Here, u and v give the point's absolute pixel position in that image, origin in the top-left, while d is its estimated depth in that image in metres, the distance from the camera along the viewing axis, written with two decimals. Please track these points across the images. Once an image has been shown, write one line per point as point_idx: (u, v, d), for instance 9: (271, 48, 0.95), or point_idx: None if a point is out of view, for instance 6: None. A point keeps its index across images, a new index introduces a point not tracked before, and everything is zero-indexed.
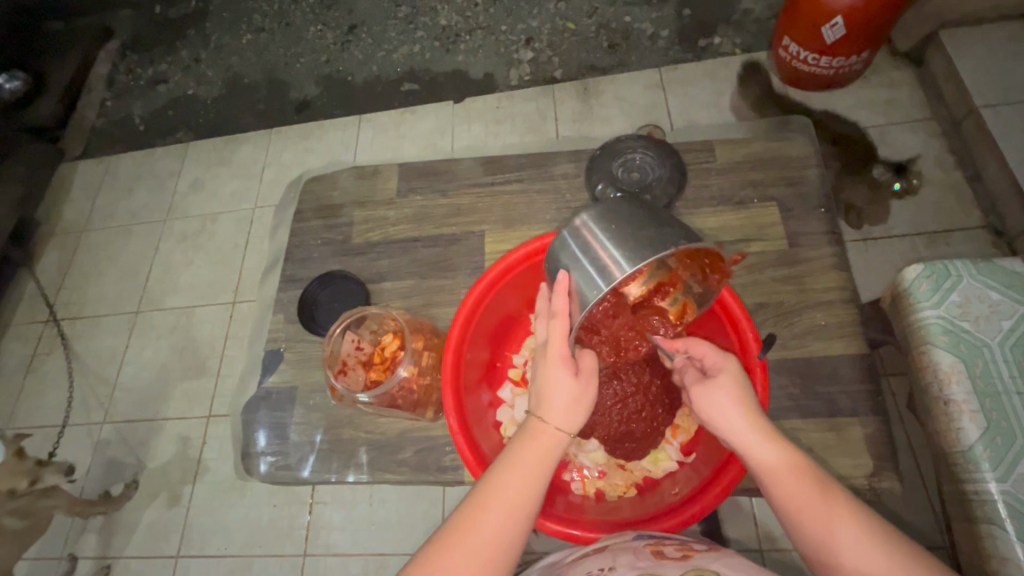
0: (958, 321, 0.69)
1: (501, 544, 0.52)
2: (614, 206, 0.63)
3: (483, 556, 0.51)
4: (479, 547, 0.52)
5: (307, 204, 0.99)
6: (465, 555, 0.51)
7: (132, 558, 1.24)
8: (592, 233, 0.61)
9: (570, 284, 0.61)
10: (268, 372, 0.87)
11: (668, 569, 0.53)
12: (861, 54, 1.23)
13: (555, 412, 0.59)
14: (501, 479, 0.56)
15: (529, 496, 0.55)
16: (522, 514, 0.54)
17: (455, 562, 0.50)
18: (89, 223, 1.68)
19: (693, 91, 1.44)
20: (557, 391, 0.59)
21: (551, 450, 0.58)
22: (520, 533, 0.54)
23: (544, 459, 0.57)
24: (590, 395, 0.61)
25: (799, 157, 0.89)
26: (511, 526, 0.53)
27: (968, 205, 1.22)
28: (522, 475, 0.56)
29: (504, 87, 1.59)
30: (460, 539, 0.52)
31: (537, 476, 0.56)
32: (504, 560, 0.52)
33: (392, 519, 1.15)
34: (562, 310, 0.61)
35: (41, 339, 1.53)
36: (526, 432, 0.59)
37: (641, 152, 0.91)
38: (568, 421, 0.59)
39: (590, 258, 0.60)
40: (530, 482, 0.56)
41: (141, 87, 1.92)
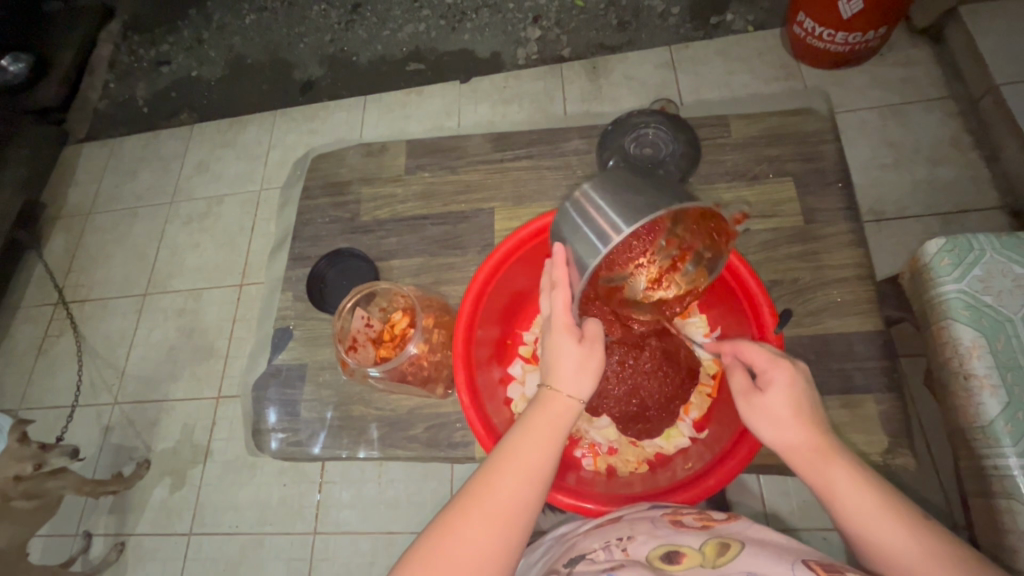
0: (980, 295, 0.68)
1: (517, 510, 0.52)
2: (611, 174, 0.61)
3: (499, 521, 0.51)
4: (495, 509, 0.51)
5: (314, 182, 0.98)
6: (481, 521, 0.50)
7: (144, 535, 1.26)
8: (592, 200, 0.59)
9: (568, 255, 0.61)
10: (278, 350, 0.87)
11: (688, 539, 0.54)
12: (878, 29, 1.20)
13: (565, 380, 0.59)
14: (514, 446, 0.55)
15: (543, 463, 0.55)
16: (536, 481, 0.54)
17: (472, 526, 0.50)
18: (96, 205, 1.68)
19: (705, 69, 1.41)
20: (565, 360, 0.59)
21: (563, 417, 0.58)
22: (535, 498, 0.53)
23: (556, 425, 0.57)
24: (598, 360, 0.60)
25: (815, 132, 0.87)
26: (526, 492, 0.53)
27: (985, 186, 1.20)
28: (535, 443, 0.55)
29: (511, 67, 1.57)
30: (475, 506, 0.51)
31: (551, 442, 0.56)
32: (521, 527, 0.51)
33: (401, 498, 1.16)
34: (563, 280, 0.61)
35: (51, 321, 1.54)
36: (538, 401, 0.59)
37: (655, 126, 0.88)
38: (577, 388, 0.59)
39: (590, 227, 0.59)
40: (544, 448, 0.55)
41: (143, 68, 1.90)
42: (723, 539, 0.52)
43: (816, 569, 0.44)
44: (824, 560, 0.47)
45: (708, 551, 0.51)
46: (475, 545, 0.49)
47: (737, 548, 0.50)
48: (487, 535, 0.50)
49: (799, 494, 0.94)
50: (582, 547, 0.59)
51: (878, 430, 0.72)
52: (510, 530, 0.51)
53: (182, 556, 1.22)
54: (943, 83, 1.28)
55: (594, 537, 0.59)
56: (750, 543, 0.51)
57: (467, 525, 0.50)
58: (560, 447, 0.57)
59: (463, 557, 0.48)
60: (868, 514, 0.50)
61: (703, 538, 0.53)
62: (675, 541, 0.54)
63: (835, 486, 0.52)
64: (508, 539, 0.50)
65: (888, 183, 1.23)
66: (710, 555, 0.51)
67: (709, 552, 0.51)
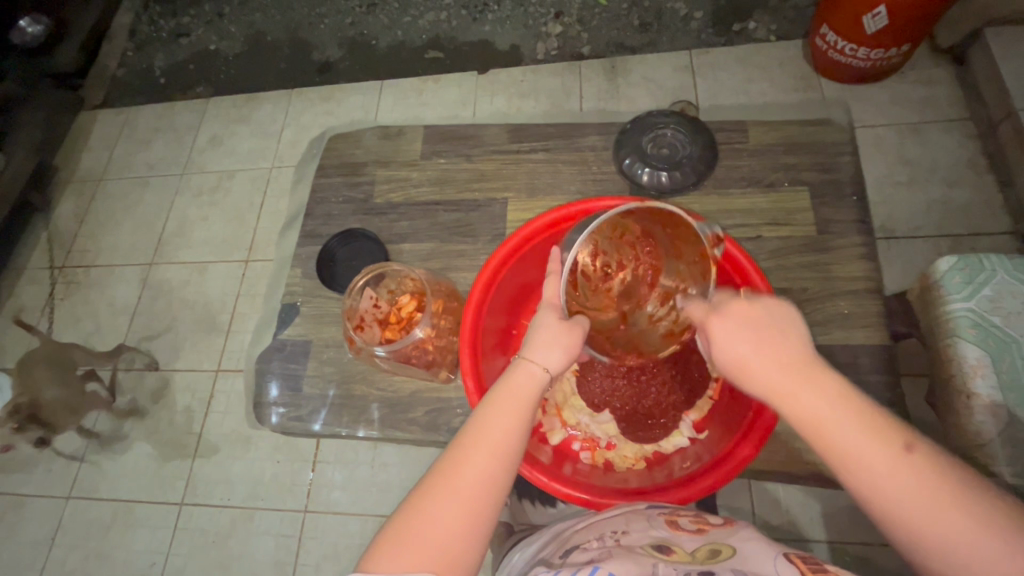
0: (988, 314, 0.68)
1: (485, 487, 0.52)
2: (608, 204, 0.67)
3: (467, 497, 0.51)
4: (462, 485, 0.51)
5: (330, 161, 0.98)
6: (449, 500, 0.51)
7: (136, 502, 1.27)
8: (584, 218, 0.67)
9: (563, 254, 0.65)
10: (284, 325, 0.88)
11: (684, 542, 0.54)
12: (900, 47, 1.19)
13: (536, 352, 0.58)
14: (482, 423, 0.55)
15: (507, 436, 0.54)
16: (504, 456, 0.54)
17: (442, 506, 0.50)
18: (107, 172, 1.68)
19: (724, 76, 1.40)
20: (542, 334, 0.60)
21: (531, 390, 0.57)
22: (501, 472, 0.53)
23: (524, 398, 0.57)
24: (574, 334, 0.60)
25: (833, 143, 0.87)
26: (494, 468, 0.53)
27: (996, 210, 1.19)
28: (501, 419, 0.55)
29: (530, 61, 1.56)
30: (445, 485, 0.52)
31: (518, 416, 0.56)
32: (492, 500, 0.52)
33: (393, 482, 1.17)
34: (555, 265, 0.65)
35: (56, 284, 1.55)
36: (507, 373, 0.59)
37: (673, 128, 0.91)
38: (549, 359, 0.58)
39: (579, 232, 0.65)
40: (511, 423, 0.55)
41: (163, 39, 1.90)
42: (716, 543, 0.53)
43: (800, 568, 0.46)
44: (806, 557, 0.49)
45: (700, 554, 0.51)
46: (445, 523, 0.50)
47: (728, 553, 0.50)
48: (454, 512, 0.50)
49: (789, 505, 0.94)
50: (578, 539, 0.59)
51: None
52: (477, 506, 0.51)
53: (172, 525, 1.23)
54: (962, 105, 1.28)
55: (591, 530, 0.60)
56: (742, 548, 0.51)
57: (436, 506, 0.50)
58: (527, 421, 0.56)
59: (432, 536, 0.49)
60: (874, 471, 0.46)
61: (699, 544, 0.53)
62: (669, 539, 0.54)
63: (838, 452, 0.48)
64: (476, 513, 0.51)
65: (900, 201, 1.23)
66: (699, 557, 0.51)
67: (700, 554, 0.51)
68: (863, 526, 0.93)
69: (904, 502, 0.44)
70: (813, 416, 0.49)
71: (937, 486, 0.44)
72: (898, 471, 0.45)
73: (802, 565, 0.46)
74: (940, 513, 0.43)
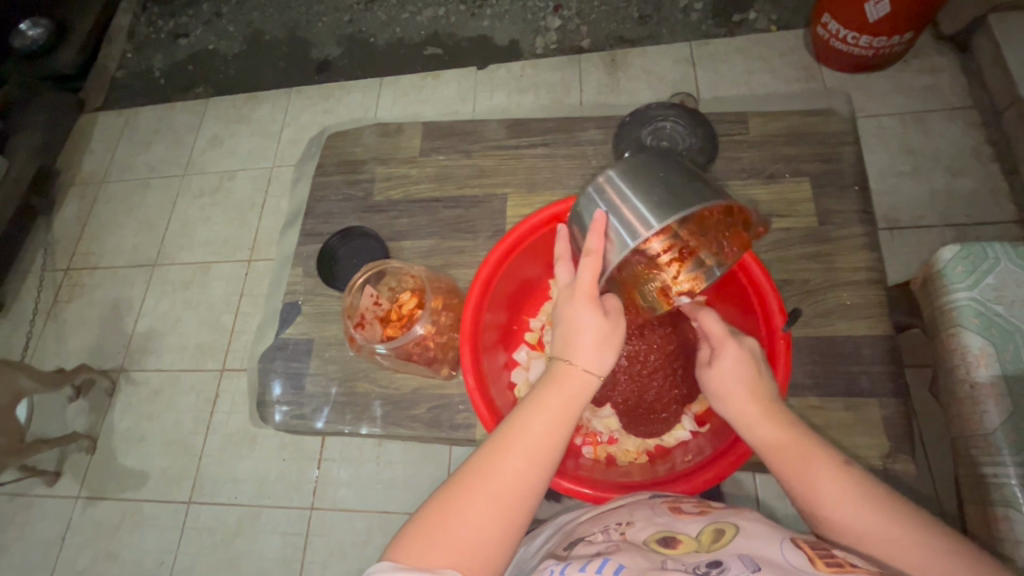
0: (991, 304, 0.67)
1: (519, 489, 0.52)
2: (640, 164, 0.64)
3: (506, 497, 0.51)
4: (504, 484, 0.52)
5: (329, 159, 0.98)
6: (488, 496, 0.51)
7: (144, 501, 1.28)
8: (618, 184, 0.63)
9: (605, 227, 0.62)
10: (286, 324, 0.88)
11: (688, 527, 0.54)
12: (903, 34, 1.17)
13: (582, 355, 0.58)
14: (522, 426, 0.55)
15: (551, 440, 0.54)
16: (545, 459, 0.54)
17: (482, 503, 0.51)
18: (109, 174, 1.69)
19: (724, 67, 1.39)
20: (583, 331, 0.59)
21: (576, 395, 0.57)
22: (542, 476, 0.53)
23: (570, 402, 0.56)
24: (617, 336, 0.60)
25: (835, 133, 0.87)
26: (529, 473, 0.53)
27: (1001, 198, 1.18)
28: (542, 424, 0.55)
29: (529, 56, 1.56)
30: (486, 481, 0.52)
31: (562, 421, 0.56)
32: (530, 502, 0.53)
33: (397, 479, 1.17)
34: (596, 249, 0.61)
35: (61, 287, 1.55)
36: (552, 373, 0.58)
37: (672, 121, 0.89)
38: (596, 364, 0.58)
39: (624, 209, 0.62)
40: (555, 427, 0.55)
41: (162, 40, 1.90)
42: (719, 524, 0.53)
43: (808, 553, 0.45)
44: (814, 540, 0.48)
45: (705, 537, 0.51)
46: (476, 521, 0.50)
47: (732, 532, 0.50)
48: (493, 510, 0.51)
49: (794, 496, 0.94)
50: (581, 531, 0.59)
51: (879, 434, 0.72)
52: (516, 506, 0.51)
53: (180, 524, 1.24)
54: (965, 92, 1.27)
55: (596, 522, 0.60)
56: (745, 525, 0.51)
57: (475, 502, 0.51)
58: (572, 426, 0.56)
59: (470, 532, 0.49)
60: (839, 498, 0.50)
61: (702, 526, 0.53)
62: (673, 528, 0.54)
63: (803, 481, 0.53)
64: (515, 513, 0.51)
65: (903, 191, 1.22)
66: (705, 542, 0.50)
67: (705, 538, 0.51)
68: None
69: (868, 534, 0.48)
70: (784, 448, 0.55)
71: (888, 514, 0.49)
72: (846, 484, 0.51)
73: (808, 547, 0.46)
74: (882, 528, 0.48)
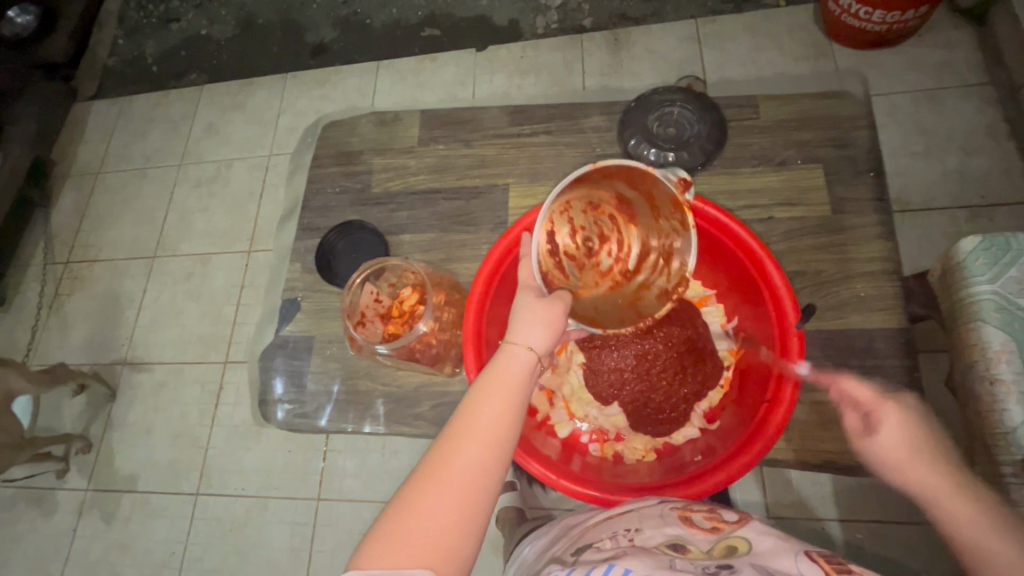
0: (1014, 297, 0.65)
1: (478, 475, 0.50)
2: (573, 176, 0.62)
3: (463, 486, 0.49)
4: (457, 473, 0.49)
5: (326, 150, 0.95)
6: (446, 488, 0.48)
7: (153, 493, 1.28)
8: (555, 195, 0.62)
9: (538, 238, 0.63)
10: (286, 321, 0.87)
11: (698, 538, 0.53)
12: (918, 8, 1.13)
13: (522, 335, 0.57)
14: (475, 407, 0.53)
15: (500, 419, 0.53)
16: (497, 438, 0.52)
17: (439, 496, 0.48)
18: (105, 165, 1.66)
19: (731, 46, 1.34)
20: (528, 318, 0.59)
21: (520, 371, 0.56)
22: (496, 457, 0.51)
23: (515, 380, 0.55)
24: (560, 314, 0.59)
25: (849, 117, 0.84)
26: (486, 456, 0.51)
27: (1018, 179, 1.15)
28: (491, 401, 0.53)
29: (529, 37, 1.50)
30: (440, 474, 0.49)
31: (509, 398, 0.54)
32: (489, 486, 0.50)
33: (403, 469, 1.17)
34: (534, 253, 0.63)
35: (61, 281, 1.54)
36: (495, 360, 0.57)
37: (680, 105, 0.87)
38: (535, 340, 0.57)
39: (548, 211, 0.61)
40: (502, 406, 0.54)
41: (153, 25, 1.85)
42: (731, 539, 0.52)
43: (823, 566, 0.45)
44: (828, 554, 0.48)
45: (716, 549, 0.50)
46: (440, 512, 0.47)
47: (745, 548, 0.50)
48: (451, 500, 0.48)
49: (804, 488, 0.93)
50: (589, 538, 0.59)
51: None
52: (477, 491, 0.49)
53: (189, 515, 1.25)
54: (982, 69, 1.22)
55: (603, 528, 0.60)
56: (759, 541, 0.51)
57: (432, 494, 0.48)
58: (520, 403, 0.55)
59: (432, 527, 0.46)
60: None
61: (713, 538, 0.53)
62: (683, 537, 0.53)
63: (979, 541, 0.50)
64: (475, 501, 0.49)
65: (916, 172, 1.19)
66: (716, 552, 0.50)
67: (717, 549, 0.50)
68: (878, 506, 0.92)
69: None
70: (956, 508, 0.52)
71: None
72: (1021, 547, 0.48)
73: (824, 561, 0.45)
74: None
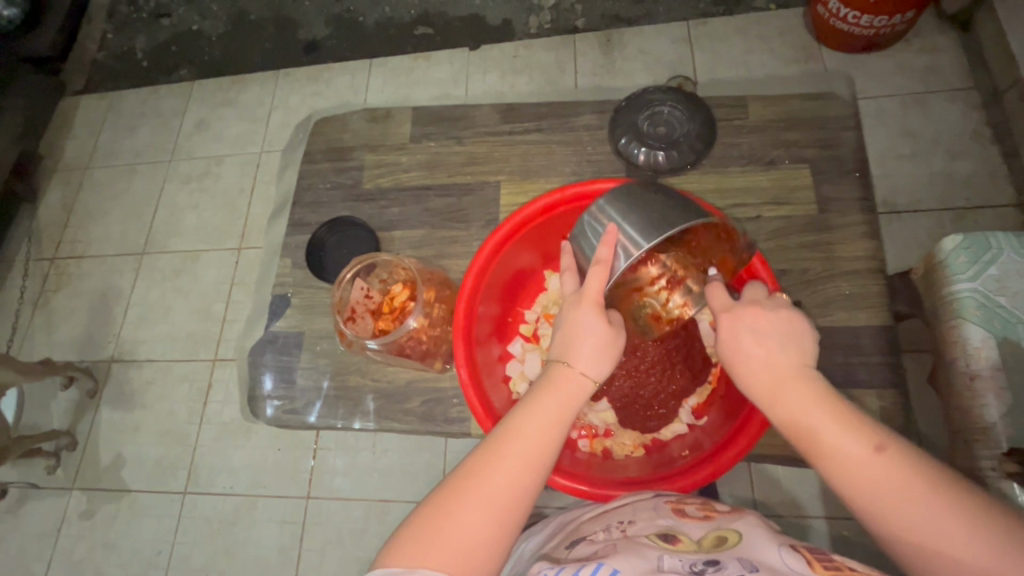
0: (994, 296, 0.67)
1: (513, 496, 0.50)
2: (642, 194, 0.65)
3: (499, 502, 0.49)
4: (496, 488, 0.50)
5: (317, 146, 0.95)
6: (481, 500, 0.49)
7: (140, 492, 1.27)
8: (606, 213, 0.64)
9: (616, 238, 0.62)
10: (275, 316, 0.86)
11: (690, 529, 0.54)
12: (904, 13, 1.14)
13: (582, 360, 0.58)
14: (522, 424, 0.54)
15: (546, 443, 0.53)
16: (540, 461, 0.52)
17: (474, 509, 0.48)
18: (93, 160, 1.64)
19: (722, 48, 1.36)
20: (586, 336, 0.58)
21: (573, 398, 0.56)
22: (535, 480, 0.51)
23: (564, 405, 0.55)
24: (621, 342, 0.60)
25: (836, 118, 0.85)
26: (528, 475, 0.51)
27: (1000, 181, 1.17)
28: (540, 422, 0.54)
29: (523, 36, 1.50)
30: (479, 486, 0.50)
31: (558, 422, 0.54)
32: (522, 507, 0.50)
33: (393, 468, 1.17)
34: (605, 259, 0.61)
35: (47, 277, 1.52)
36: (548, 377, 0.58)
37: (671, 105, 0.87)
38: (596, 370, 0.58)
39: (625, 228, 0.62)
40: (552, 429, 0.54)
41: (143, 19, 1.83)
42: (722, 530, 0.52)
43: (808, 559, 0.45)
44: (814, 546, 0.48)
45: (706, 541, 0.51)
46: (472, 525, 0.48)
47: (735, 540, 0.50)
48: (485, 514, 0.48)
49: (790, 484, 0.94)
50: (583, 531, 0.59)
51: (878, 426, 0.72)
52: (510, 510, 0.49)
53: (177, 513, 1.24)
54: (967, 73, 1.24)
55: (597, 522, 0.60)
56: (749, 533, 0.51)
57: (466, 506, 0.49)
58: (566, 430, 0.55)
59: (462, 540, 0.47)
60: (838, 441, 0.48)
61: (705, 530, 0.53)
62: (675, 529, 0.54)
63: (806, 417, 0.51)
64: (507, 521, 0.49)
65: (902, 174, 1.20)
66: (705, 545, 0.50)
67: (706, 541, 0.51)
68: None
69: (870, 479, 0.46)
70: (791, 395, 0.52)
71: (886, 464, 0.46)
72: (836, 427, 0.49)
73: (809, 553, 0.45)
74: (881, 475, 0.46)
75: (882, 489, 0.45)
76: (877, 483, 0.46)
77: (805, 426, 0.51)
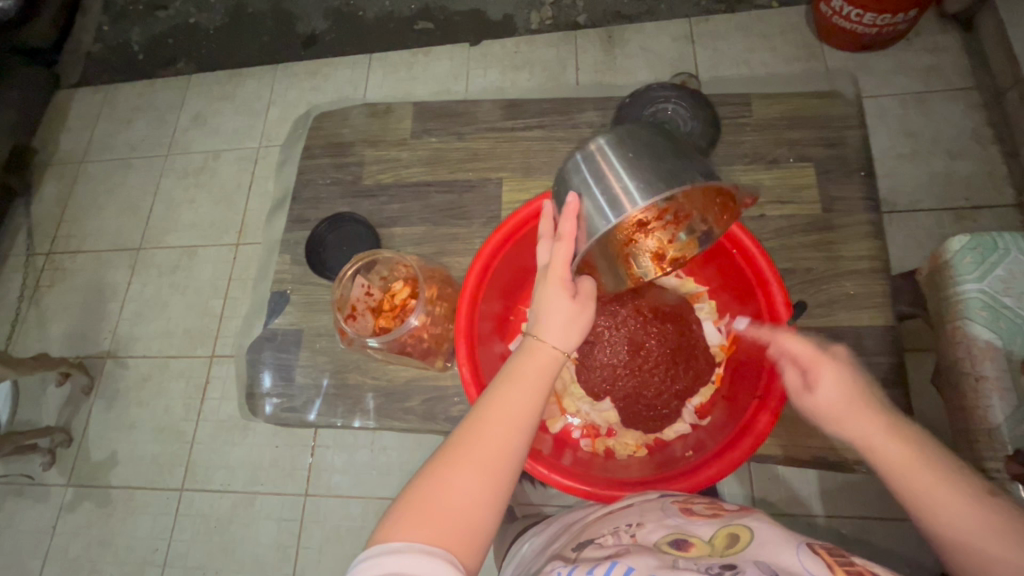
0: (1000, 297, 0.67)
1: (500, 463, 0.51)
2: (633, 135, 0.60)
3: (485, 470, 0.50)
4: (481, 457, 0.50)
5: (316, 141, 0.94)
6: (467, 469, 0.49)
7: (136, 489, 1.26)
8: (606, 162, 0.59)
9: (580, 209, 0.58)
10: (274, 314, 0.85)
11: (700, 529, 0.53)
12: (908, 12, 1.14)
13: (552, 331, 0.57)
14: (502, 395, 0.54)
15: (527, 411, 0.53)
16: (521, 427, 0.53)
17: (462, 477, 0.49)
18: (89, 154, 1.63)
19: (724, 45, 1.35)
20: (556, 311, 0.57)
21: (550, 366, 0.56)
22: (517, 446, 0.52)
23: (542, 374, 0.56)
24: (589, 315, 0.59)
25: (839, 117, 0.84)
26: (511, 441, 0.52)
27: (1000, 181, 1.17)
28: (520, 393, 0.54)
29: (524, 31, 1.49)
30: (466, 456, 0.50)
31: (537, 390, 0.55)
32: (508, 474, 0.51)
33: (392, 465, 1.16)
34: (568, 233, 0.58)
35: (42, 272, 1.50)
36: (524, 350, 0.58)
37: (675, 102, 0.86)
38: (569, 341, 0.58)
39: (601, 189, 0.58)
40: (531, 398, 0.54)
41: (140, 11, 1.81)
42: (732, 526, 0.52)
43: (825, 559, 0.44)
44: (830, 547, 0.48)
45: (718, 541, 0.51)
46: (460, 492, 0.48)
47: (746, 538, 0.50)
48: (472, 482, 0.49)
49: (790, 483, 0.94)
50: (591, 532, 0.59)
51: None
52: (497, 475, 0.50)
53: (173, 511, 1.23)
54: (969, 73, 1.24)
55: (604, 523, 0.60)
56: (759, 528, 0.51)
57: (455, 476, 0.49)
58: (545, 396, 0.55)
59: (452, 508, 0.48)
60: (953, 515, 0.48)
61: (715, 528, 0.53)
62: (686, 531, 0.53)
63: (915, 487, 0.50)
64: (494, 487, 0.50)
65: (903, 173, 1.20)
66: (718, 546, 0.50)
67: (719, 542, 0.50)
68: (861, 501, 0.93)
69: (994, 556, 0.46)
70: (894, 460, 0.52)
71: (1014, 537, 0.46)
72: (947, 497, 0.49)
73: (824, 553, 0.45)
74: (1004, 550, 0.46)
75: (1010, 563, 0.45)
76: (1004, 559, 0.45)
77: (916, 499, 0.50)
